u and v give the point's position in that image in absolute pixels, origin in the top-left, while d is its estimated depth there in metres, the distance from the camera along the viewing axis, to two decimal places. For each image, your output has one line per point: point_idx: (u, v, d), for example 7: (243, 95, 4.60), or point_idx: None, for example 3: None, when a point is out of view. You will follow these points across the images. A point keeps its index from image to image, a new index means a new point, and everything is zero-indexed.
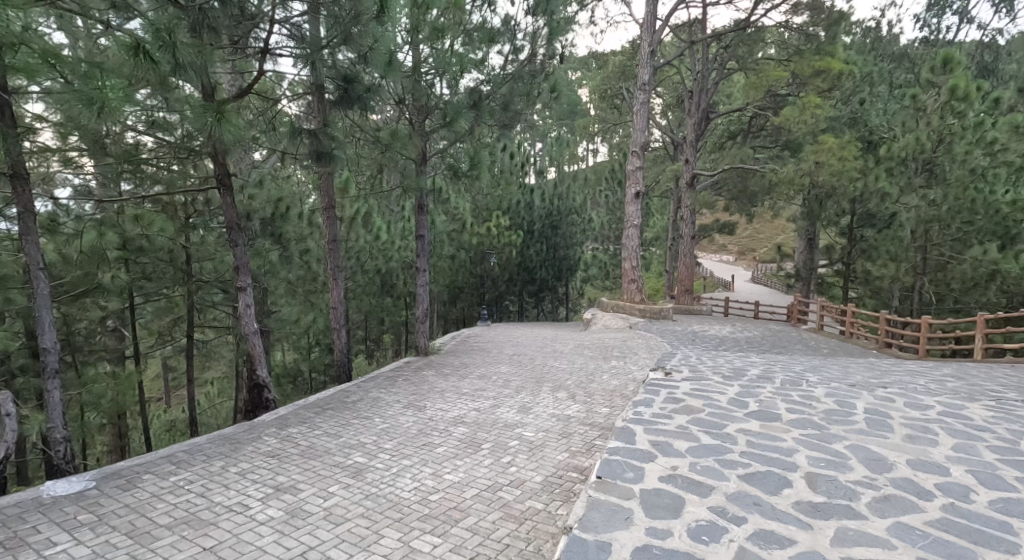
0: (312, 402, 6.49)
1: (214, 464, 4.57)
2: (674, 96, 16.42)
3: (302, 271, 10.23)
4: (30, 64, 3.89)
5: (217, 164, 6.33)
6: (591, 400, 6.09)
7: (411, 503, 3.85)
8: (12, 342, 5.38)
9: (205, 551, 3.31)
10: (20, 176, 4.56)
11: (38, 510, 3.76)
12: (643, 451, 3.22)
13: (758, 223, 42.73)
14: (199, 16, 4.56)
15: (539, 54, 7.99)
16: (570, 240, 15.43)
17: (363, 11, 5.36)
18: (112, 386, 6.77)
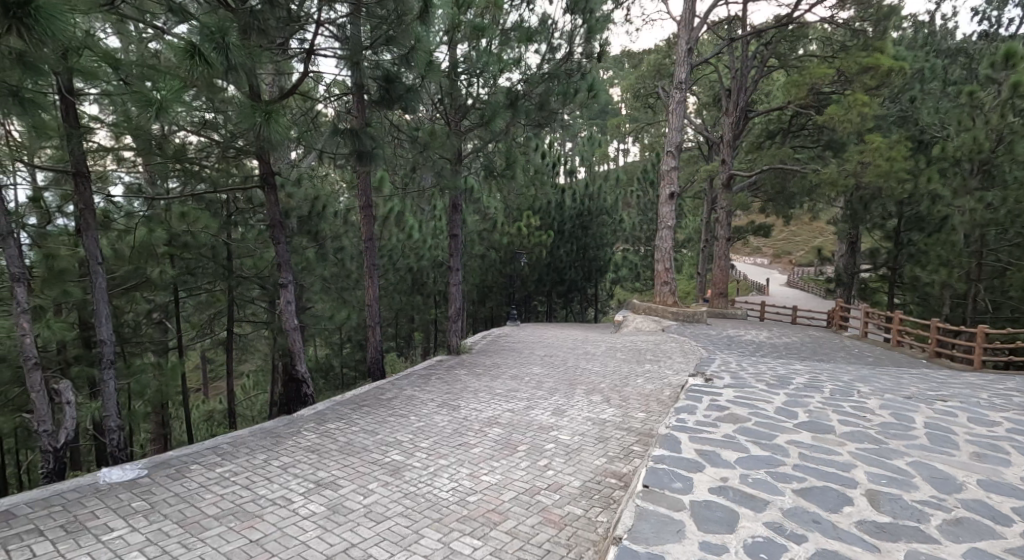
0: (348, 399, 6.57)
1: (257, 456, 4.67)
2: (711, 96, 16.10)
3: (337, 269, 10.39)
4: (90, 68, 4.07)
5: (261, 164, 6.48)
6: (627, 404, 6.00)
7: (449, 503, 3.85)
8: (69, 332, 5.60)
9: (251, 543, 3.37)
10: (82, 174, 4.73)
11: (94, 496, 3.89)
12: (690, 460, 3.14)
13: (795, 225, 41.65)
14: (249, 18, 4.71)
15: (576, 53, 7.92)
16: (601, 241, 15.22)
17: (406, 11, 5.48)
18: (158, 378, 7.00)
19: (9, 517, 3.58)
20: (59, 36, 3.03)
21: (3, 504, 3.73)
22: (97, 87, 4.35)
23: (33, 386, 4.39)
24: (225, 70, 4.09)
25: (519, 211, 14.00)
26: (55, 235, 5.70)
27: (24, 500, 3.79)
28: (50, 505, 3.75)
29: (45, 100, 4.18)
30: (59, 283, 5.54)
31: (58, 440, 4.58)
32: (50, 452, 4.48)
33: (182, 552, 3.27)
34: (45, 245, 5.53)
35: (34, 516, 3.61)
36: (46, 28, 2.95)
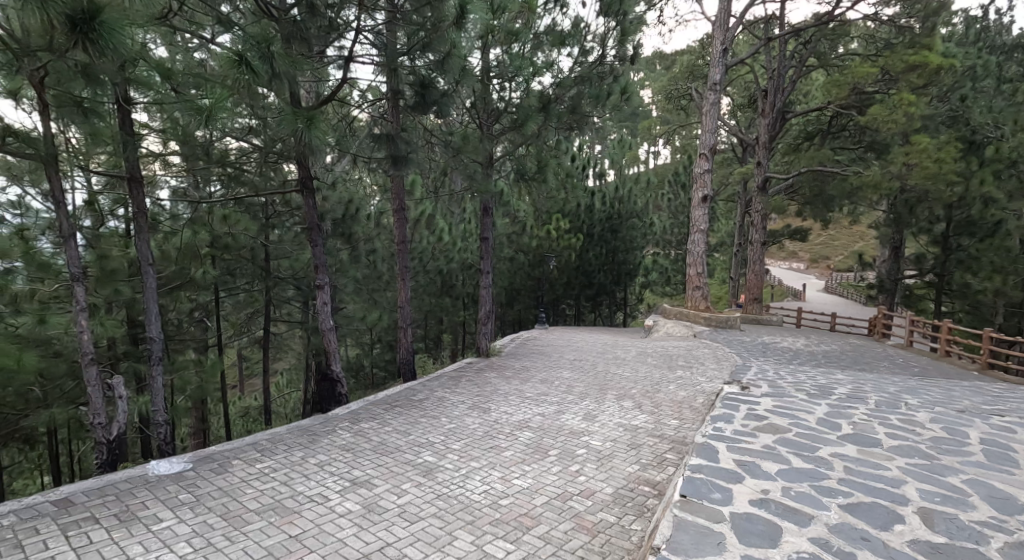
0: (380, 399, 6.65)
1: (295, 453, 4.78)
2: (747, 96, 15.76)
3: (369, 271, 10.52)
4: (145, 77, 4.29)
5: (300, 168, 6.64)
6: (658, 411, 5.92)
7: (482, 506, 3.87)
8: (119, 330, 5.84)
9: (291, 539, 3.44)
10: (136, 179, 4.93)
11: (143, 487, 4.04)
12: (729, 472, 3.08)
13: (833, 230, 40.47)
14: (292, 28, 4.93)
15: (609, 56, 7.87)
16: (631, 244, 15.05)
17: (443, 17, 5.57)
18: (198, 375, 7.24)
19: (66, 505, 3.74)
20: (119, 48, 3.23)
21: (60, 493, 3.90)
22: (151, 96, 4.55)
23: (89, 380, 4.59)
24: (270, 78, 4.22)
25: (548, 215, 13.99)
26: (107, 236, 5.98)
27: (79, 489, 3.96)
28: (102, 495, 3.90)
29: (101, 109, 4.38)
30: (111, 282, 5.80)
31: (110, 432, 4.79)
32: (104, 443, 4.68)
33: (226, 544, 3.36)
34: (99, 245, 5.77)
35: (89, 505, 3.76)
36: (107, 42, 3.16)
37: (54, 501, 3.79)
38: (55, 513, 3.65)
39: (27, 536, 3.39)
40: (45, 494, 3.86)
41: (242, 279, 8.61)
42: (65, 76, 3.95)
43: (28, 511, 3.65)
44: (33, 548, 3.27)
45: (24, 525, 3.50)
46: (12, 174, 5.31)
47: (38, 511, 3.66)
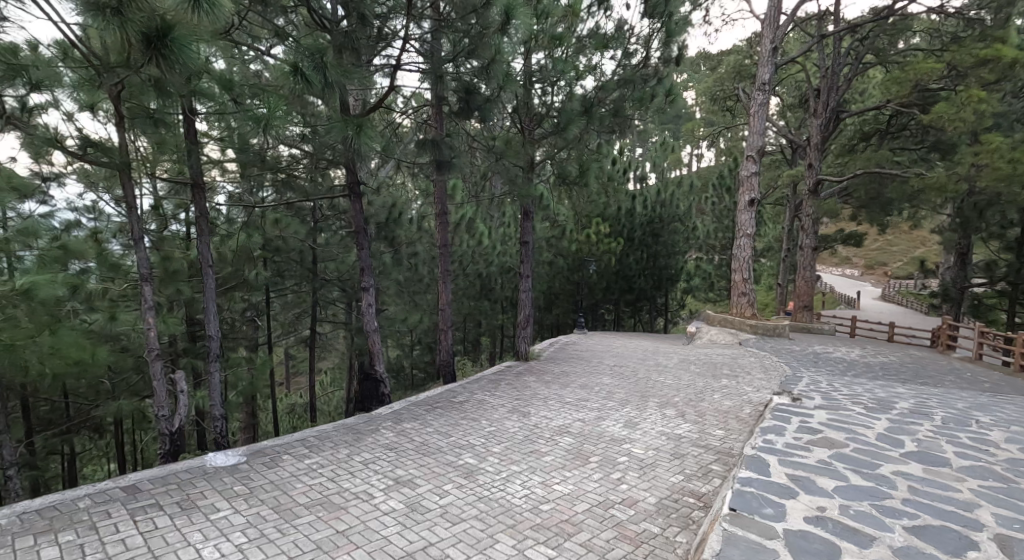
0: (422, 400, 6.75)
1: (341, 451, 4.89)
2: (798, 96, 15.25)
3: (411, 274, 10.69)
4: (210, 90, 4.62)
5: (348, 174, 6.81)
6: (702, 420, 5.78)
7: (522, 510, 3.87)
8: (178, 328, 6.13)
9: (338, 533, 3.53)
10: (200, 185, 5.16)
11: (202, 478, 4.22)
12: (782, 486, 2.98)
13: (890, 235, 38.73)
14: (343, 38, 5.10)
15: (653, 59, 7.78)
16: (673, 248, 14.75)
17: (488, 25, 5.59)
18: (250, 372, 7.52)
19: (134, 491, 3.95)
20: (187, 63, 3.55)
21: (128, 480, 4.12)
22: (213, 106, 4.78)
23: (154, 374, 4.83)
24: (323, 88, 4.35)
25: (588, 219, 13.88)
26: (170, 239, 6.32)
27: (144, 477, 4.17)
28: (166, 483, 4.10)
29: (169, 119, 4.62)
30: (173, 282, 6.10)
31: (173, 423, 5.02)
32: (167, 434, 4.91)
33: (278, 536, 3.47)
34: (162, 248, 6.09)
35: (154, 492, 3.96)
36: (176, 55, 3.48)
37: (123, 488, 4.00)
38: (124, 498, 3.86)
39: (99, 519, 3.59)
40: (114, 480, 4.09)
41: (291, 280, 8.89)
42: (138, 89, 4.23)
43: (99, 495, 3.87)
44: (104, 530, 3.47)
45: (96, 508, 3.72)
46: (88, 180, 5.69)
47: (109, 495, 3.88)
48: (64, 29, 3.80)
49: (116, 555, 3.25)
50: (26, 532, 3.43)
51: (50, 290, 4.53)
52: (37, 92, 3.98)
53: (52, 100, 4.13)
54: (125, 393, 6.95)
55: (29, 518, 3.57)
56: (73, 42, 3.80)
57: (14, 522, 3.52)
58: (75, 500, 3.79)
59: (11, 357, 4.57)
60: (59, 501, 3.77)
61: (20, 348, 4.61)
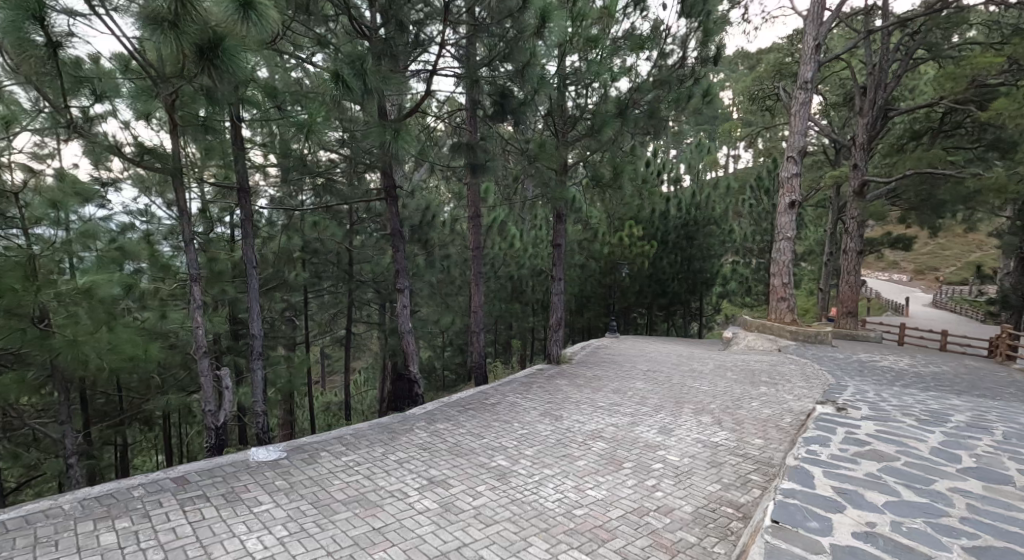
0: (454, 401, 6.79)
1: (376, 449, 4.96)
2: (842, 94, 14.76)
3: (444, 276, 10.77)
4: (255, 98, 4.76)
5: (384, 178, 6.90)
6: (740, 428, 5.64)
7: (556, 515, 3.84)
8: (222, 326, 6.32)
9: (374, 530, 3.57)
10: (245, 190, 5.30)
11: (246, 471, 4.34)
12: (828, 499, 2.89)
13: (942, 239, 37.11)
14: (383, 46, 5.19)
15: (690, 59, 7.67)
16: (708, 251, 14.45)
17: (524, 28, 5.60)
18: (288, 371, 7.70)
19: (183, 482, 4.10)
20: (236, 72, 3.73)
21: (178, 471, 4.28)
22: (258, 114, 4.94)
23: (201, 370, 5.02)
24: (363, 95, 4.45)
25: (621, 221, 13.74)
26: (215, 241, 6.58)
27: (193, 469, 4.33)
28: (212, 476, 4.24)
29: (218, 126, 4.80)
30: (218, 282, 6.33)
31: (217, 418, 5.23)
32: (212, 428, 5.12)
33: (317, 531, 3.54)
34: (209, 250, 6.32)
35: (202, 483, 4.09)
36: (226, 63, 3.66)
37: (173, 479, 4.16)
38: (174, 489, 4.01)
39: (152, 508, 3.73)
40: (165, 471, 4.25)
41: (327, 281, 9.08)
42: (191, 98, 4.42)
43: (152, 485, 4.03)
44: (157, 518, 3.60)
45: (149, 497, 3.86)
46: (144, 185, 5.96)
47: (160, 486, 4.03)
48: (124, 42, 3.94)
49: (167, 542, 3.36)
50: (85, 517, 3.59)
51: (108, 289, 4.89)
52: (100, 101, 4.15)
53: (110, 109, 4.28)
54: (172, 389, 7.22)
55: (88, 504, 3.74)
56: (133, 55, 4.01)
57: (75, 507, 3.69)
58: (130, 489, 3.95)
59: (76, 352, 4.73)
60: (115, 489, 3.94)
61: (82, 343, 4.77)
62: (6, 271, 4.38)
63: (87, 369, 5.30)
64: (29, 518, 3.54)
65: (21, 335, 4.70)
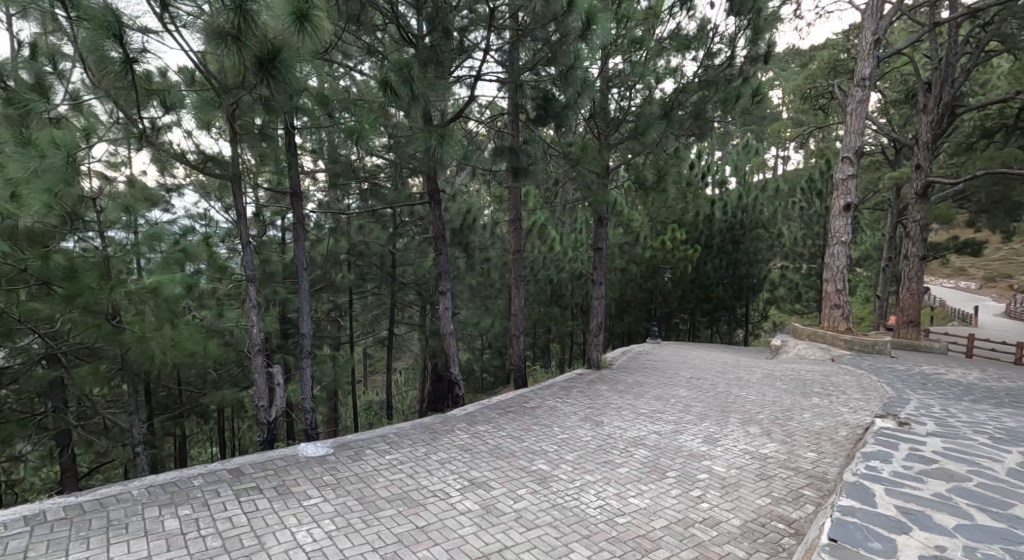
0: (495, 404, 6.80)
1: (419, 448, 5.01)
2: (903, 92, 14.06)
3: (485, 278, 10.82)
4: (308, 107, 4.94)
5: (429, 182, 6.97)
6: (790, 440, 5.44)
7: (598, 521, 3.79)
8: (273, 325, 6.54)
9: (418, 529, 3.60)
10: (298, 196, 5.45)
11: (296, 466, 4.46)
12: (891, 519, 2.75)
13: (1014, 245, 34.78)
14: (429, 53, 5.31)
15: (739, 58, 7.44)
16: (755, 256, 14.01)
17: (569, 32, 5.59)
18: (333, 370, 7.90)
19: (238, 473, 4.24)
20: (292, 84, 3.93)
21: (233, 463, 4.43)
22: (310, 122, 5.11)
23: (255, 367, 5.18)
24: (409, 101, 4.55)
25: (664, 225, 13.49)
26: (268, 243, 6.85)
27: (247, 461, 4.48)
28: (265, 468, 4.37)
29: (273, 134, 4.99)
30: (270, 283, 6.56)
31: (270, 414, 5.39)
32: (265, 424, 5.28)
33: (363, 526, 3.59)
34: (263, 252, 6.57)
35: (255, 475, 4.23)
36: (282, 74, 3.85)
37: (230, 470, 4.32)
38: (231, 479, 4.16)
39: (211, 496, 3.87)
40: (221, 463, 4.41)
41: (371, 283, 9.26)
42: (249, 107, 4.63)
43: (210, 476, 4.19)
44: (216, 507, 3.73)
45: (208, 487, 4.02)
46: (205, 191, 6.24)
47: (218, 476, 4.19)
48: (191, 55, 4.16)
49: (225, 530, 3.47)
50: (151, 503, 3.76)
51: (172, 288, 4.98)
52: (170, 110, 4.41)
53: (175, 120, 4.54)
54: (226, 384, 7.52)
55: (154, 491, 3.93)
56: (198, 67, 4.25)
57: (142, 493, 3.88)
58: (190, 479, 4.12)
59: (143, 347, 5.03)
60: (177, 478, 4.12)
61: (149, 339, 5.07)
62: (85, 271, 4.76)
63: (153, 364, 5.55)
64: (101, 502, 3.75)
65: (96, 329, 5.03)
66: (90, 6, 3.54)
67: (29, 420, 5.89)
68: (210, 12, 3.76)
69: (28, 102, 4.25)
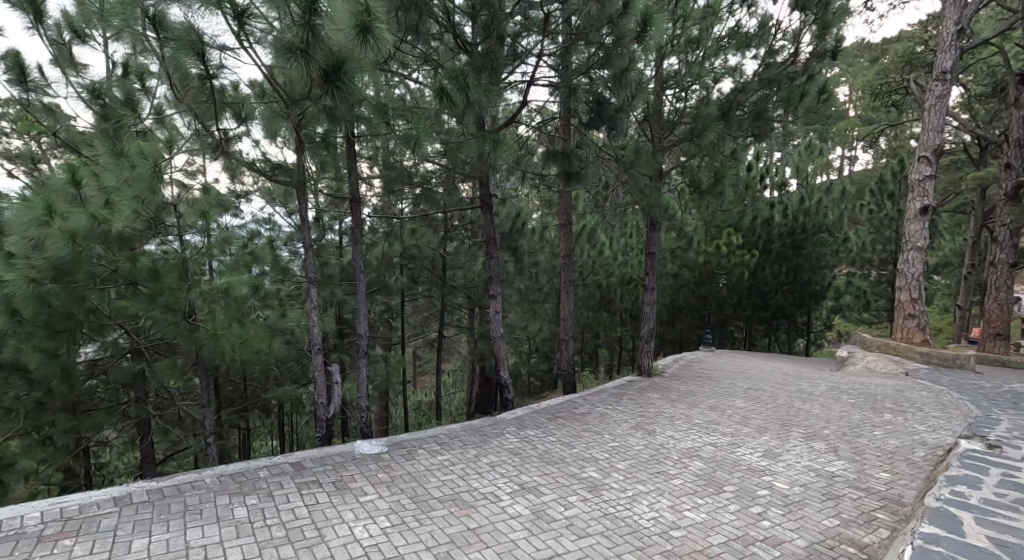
0: (544, 408, 6.73)
1: (470, 450, 5.02)
2: (988, 86, 13.04)
3: (534, 282, 10.78)
4: (369, 115, 5.04)
5: (481, 186, 6.97)
6: (860, 459, 5.11)
7: (651, 533, 3.66)
8: (330, 325, 6.72)
9: (470, 531, 3.58)
10: (356, 200, 5.56)
11: (353, 462, 4.54)
12: (983, 551, 2.52)
13: None
14: (484, 60, 5.37)
15: (803, 54, 7.11)
16: (818, 262, 13.37)
17: (624, 34, 5.50)
18: (386, 371, 8.05)
19: (300, 467, 4.36)
20: (353, 94, 4.04)
21: (295, 457, 4.57)
22: (369, 130, 5.23)
23: (315, 366, 5.34)
24: (465, 107, 4.58)
25: (719, 229, 13.08)
26: (327, 246, 7.10)
27: (308, 456, 4.61)
28: (325, 463, 4.48)
29: (335, 141, 5.12)
30: (328, 285, 6.77)
31: (328, 411, 5.53)
32: (323, 420, 5.42)
33: (416, 525, 3.60)
34: (322, 255, 6.79)
35: (315, 469, 4.34)
36: (346, 84, 3.93)
37: (292, 463, 4.44)
38: (293, 472, 4.27)
39: (275, 488, 3.99)
40: (284, 456, 4.55)
41: (422, 286, 9.39)
42: (313, 117, 4.83)
43: (274, 468, 4.33)
44: (279, 498, 3.84)
45: (273, 479, 4.14)
46: (271, 196, 6.51)
47: (281, 469, 4.32)
48: (262, 70, 4.36)
49: (287, 521, 3.55)
50: (222, 491, 3.91)
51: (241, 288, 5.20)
52: (243, 122, 4.66)
53: (246, 130, 4.74)
54: (287, 381, 7.80)
55: (224, 480, 4.09)
56: (270, 81, 4.41)
57: (213, 482, 4.05)
58: (256, 470, 4.27)
59: (215, 344, 5.21)
60: (245, 469, 4.27)
61: (222, 336, 5.24)
62: (168, 272, 5.03)
63: (223, 360, 5.80)
64: (178, 488, 3.93)
65: (175, 327, 5.28)
66: (176, 27, 3.85)
67: (116, 408, 6.29)
68: (280, 29, 3.94)
69: (121, 116, 4.67)
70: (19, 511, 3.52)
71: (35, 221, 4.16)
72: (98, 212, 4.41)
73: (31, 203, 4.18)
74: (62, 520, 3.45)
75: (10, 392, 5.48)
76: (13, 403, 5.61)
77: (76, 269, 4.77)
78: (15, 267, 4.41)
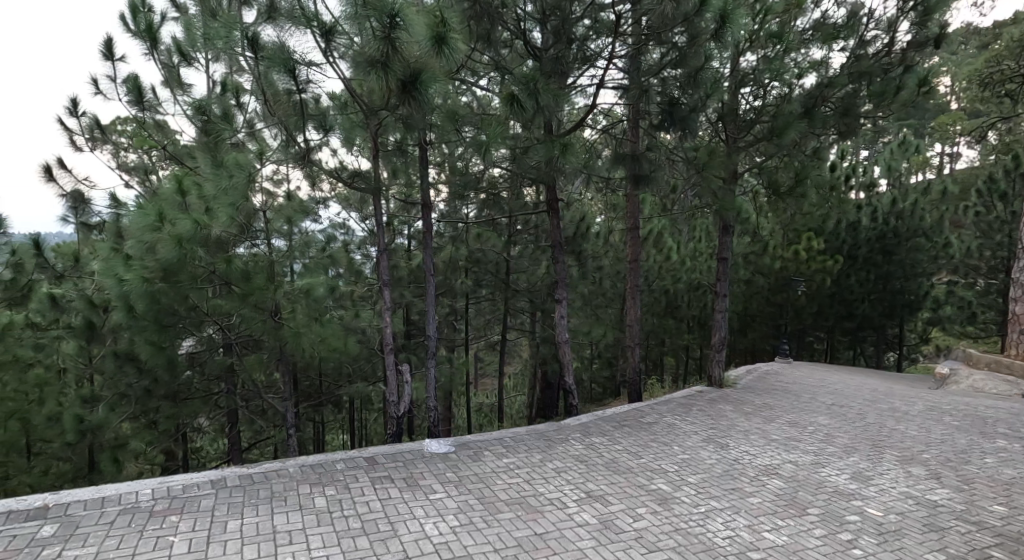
0: (609, 416, 6.54)
1: (535, 454, 4.92)
2: None
3: (599, 287, 10.55)
4: (441, 124, 5.05)
5: (548, 191, 6.84)
6: (966, 488, 4.59)
7: (728, 553, 3.43)
8: (397, 325, 6.84)
9: (536, 536, 3.48)
10: (426, 205, 5.60)
11: (422, 460, 4.56)
12: None
13: None
14: (554, 64, 5.29)
15: (898, 44, 6.57)
16: (911, 269, 12.31)
17: (700, 32, 5.25)
18: (449, 372, 8.10)
19: (373, 462, 4.42)
20: (427, 102, 4.07)
21: (369, 452, 4.65)
22: (441, 136, 5.27)
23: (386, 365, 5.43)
24: (534, 113, 4.51)
25: (799, 233, 12.34)
26: (396, 249, 7.25)
27: (381, 452, 4.67)
28: (396, 459, 4.54)
29: (409, 148, 5.19)
30: (398, 287, 6.91)
31: (398, 410, 5.58)
32: (394, 417, 5.49)
33: (483, 526, 3.55)
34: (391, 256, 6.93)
35: (387, 465, 4.39)
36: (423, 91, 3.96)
37: (366, 458, 4.52)
38: (367, 467, 4.35)
39: (351, 481, 4.06)
40: (359, 450, 4.64)
41: (487, 288, 9.41)
42: (389, 126, 4.94)
43: (349, 462, 4.42)
44: (356, 491, 3.90)
45: (349, 471, 4.23)
46: (347, 203, 6.70)
47: (356, 463, 4.40)
48: (344, 82, 4.47)
49: (364, 513, 3.61)
50: (304, 481, 4.03)
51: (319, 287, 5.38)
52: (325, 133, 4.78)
53: (326, 139, 4.87)
54: (358, 379, 8.03)
55: (306, 470, 4.22)
56: (350, 92, 4.53)
57: (296, 471, 4.19)
58: (333, 462, 4.38)
59: (297, 341, 5.48)
60: (323, 461, 4.39)
61: (302, 334, 5.50)
62: (257, 273, 5.32)
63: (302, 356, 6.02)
64: (266, 475, 4.09)
65: (262, 324, 5.56)
66: (268, 46, 4.05)
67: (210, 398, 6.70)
68: (360, 44, 4.01)
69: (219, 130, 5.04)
70: (132, 487, 3.77)
71: (149, 227, 4.52)
72: (200, 218, 4.61)
73: (147, 211, 4.54)
74: (169, 497, 3.66)
75: (124, 379, 6.11)
76: (128, 389, 6.17)
77: (180, 270, 5.07)
78: (133, 266, 4.81)
